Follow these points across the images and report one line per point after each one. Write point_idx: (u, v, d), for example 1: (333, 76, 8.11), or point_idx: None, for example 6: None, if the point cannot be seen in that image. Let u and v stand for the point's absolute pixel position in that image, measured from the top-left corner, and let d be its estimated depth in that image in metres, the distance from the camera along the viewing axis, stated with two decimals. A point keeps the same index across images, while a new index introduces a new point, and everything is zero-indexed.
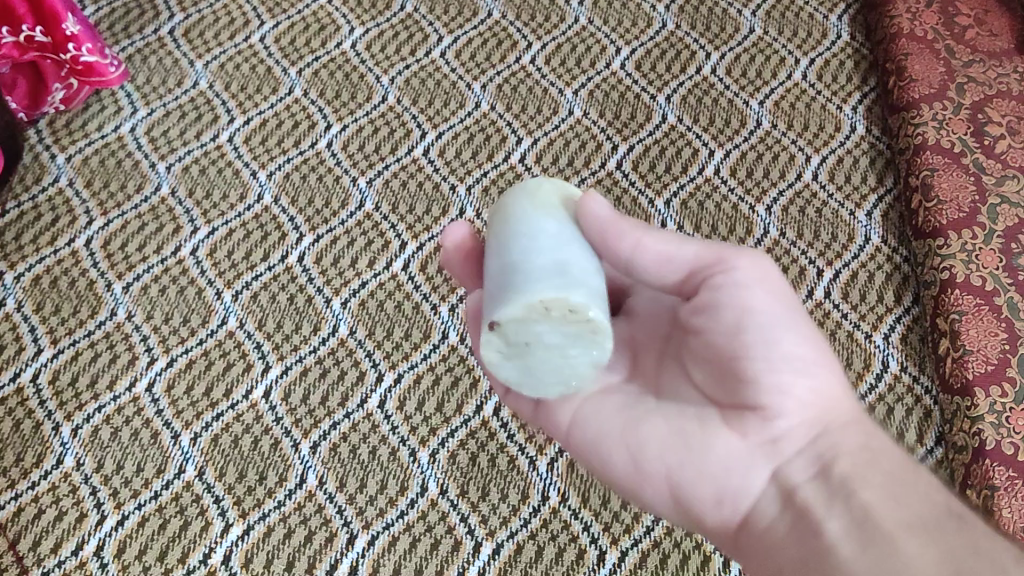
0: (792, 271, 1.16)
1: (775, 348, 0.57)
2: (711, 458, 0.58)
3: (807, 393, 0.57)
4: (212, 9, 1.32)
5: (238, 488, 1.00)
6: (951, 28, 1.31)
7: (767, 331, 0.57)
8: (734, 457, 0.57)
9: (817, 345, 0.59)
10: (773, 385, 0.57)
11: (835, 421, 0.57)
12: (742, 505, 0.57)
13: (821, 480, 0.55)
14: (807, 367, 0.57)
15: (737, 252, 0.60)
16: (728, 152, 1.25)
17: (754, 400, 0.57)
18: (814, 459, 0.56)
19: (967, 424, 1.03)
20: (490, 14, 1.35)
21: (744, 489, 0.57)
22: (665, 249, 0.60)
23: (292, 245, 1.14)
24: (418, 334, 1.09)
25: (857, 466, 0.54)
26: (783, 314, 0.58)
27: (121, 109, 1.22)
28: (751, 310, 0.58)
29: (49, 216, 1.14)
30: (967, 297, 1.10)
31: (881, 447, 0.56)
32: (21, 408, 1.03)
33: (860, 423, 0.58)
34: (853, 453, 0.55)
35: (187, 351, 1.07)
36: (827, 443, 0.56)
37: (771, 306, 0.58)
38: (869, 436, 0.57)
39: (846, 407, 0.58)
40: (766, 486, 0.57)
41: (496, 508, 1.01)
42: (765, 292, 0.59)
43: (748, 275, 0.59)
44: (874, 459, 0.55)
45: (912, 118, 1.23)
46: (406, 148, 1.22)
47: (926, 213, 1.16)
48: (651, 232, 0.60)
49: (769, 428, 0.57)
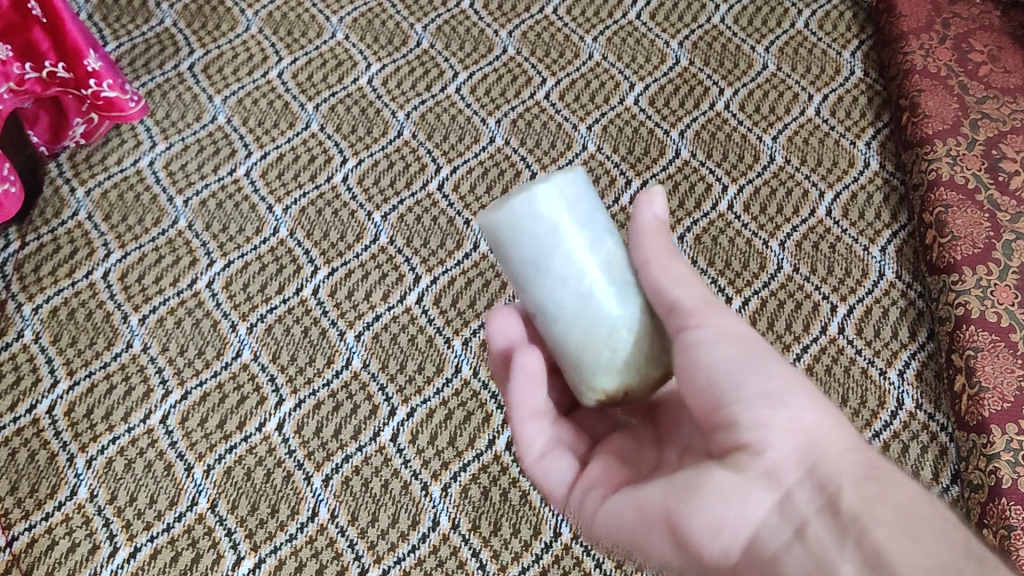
0: (806, 306, 1.16)
1: (750, 388, 0.56)
2: (707, 496, 0.54)
3: (795, 423, 0.55)
4: (231, 45, 1.34)
5: (250, 521, 1.00)
6: (965, 64, 1.31)
7: (738, 375, 0.57)
8: (731, 492, 0.54)
9: (796, 380, 0.57)
10: (755, 421, 0.55)
11: (829, 450, 0.54)
12: (743, 546, 0.53)
13: (828, 514, 0.51)
14: (787, 400, 0.55)
15: (719, 310, 0.60)
16: (742, 188, 1.25)
17: (741, 438, 0.55)
18: (817, 489, 0.52)
19: (983, 461, 1.02)
20: (506, 50, 1.36)
21: (746, 522, 0.53)
22: (664, 281, 0.60)
23: (307, 278, 1.15)
24: (432, 367, 1.09)
25: (861, 498, 0.50)
26: (754, 357, 0.58)
27: (140, 144, 1.24)
28: (717, 360, 0.58)
29: (68, 248, 1.16)
30: (982, 333, 1.09)
31: (888, 475, 0.52)
32: (36, 439, 1.04)
33: (861, 452, 0.54)
34: (857, 481, 0.51)
35: (202, 383, 1.08)
36: (827, 471, 0.53)
37: (740, 356, 0.58)
38: (872, 464, 0.53)
39: (843, 436, 0.55)
40: (768, 519, 0.53)
41: (508, 542, 1.00)
42: (728, 345, 0.58)
43: (717, 330, 0.59)
44: (883, 489, 0.51)
45: (926, 154, 1.23)
46: (421, 183, 1.23)
47: (940, 249, 1.16)
48: (668, 259, 0.61)
49: (763, 463, 0.54)
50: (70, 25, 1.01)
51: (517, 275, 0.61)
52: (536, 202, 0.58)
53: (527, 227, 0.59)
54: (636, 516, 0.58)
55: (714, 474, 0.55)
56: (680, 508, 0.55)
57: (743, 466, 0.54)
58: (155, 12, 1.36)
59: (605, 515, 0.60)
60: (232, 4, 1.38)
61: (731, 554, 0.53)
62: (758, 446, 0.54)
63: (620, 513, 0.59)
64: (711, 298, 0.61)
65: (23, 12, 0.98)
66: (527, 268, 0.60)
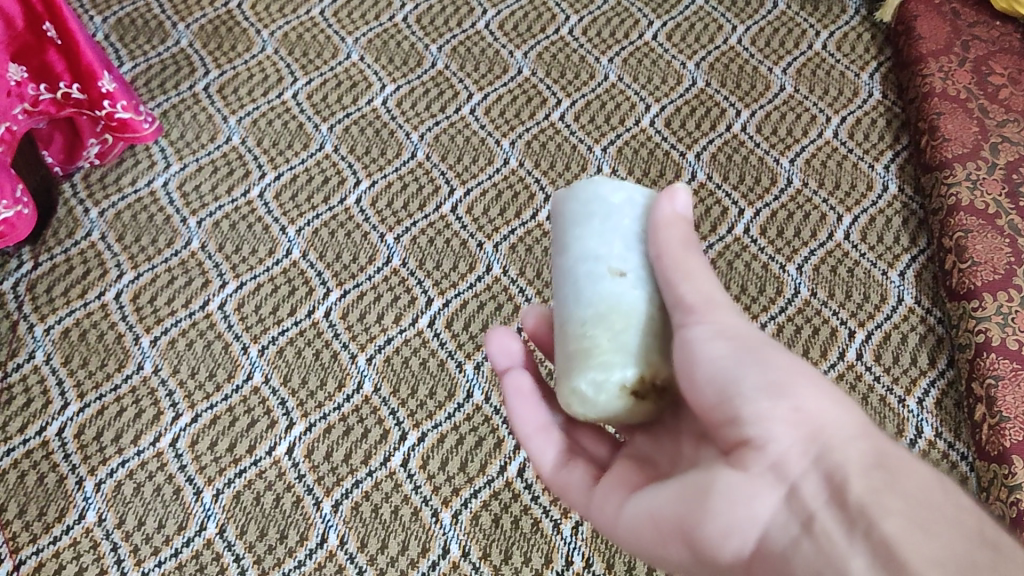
0: (823, 332, 1.14)
1: (749, 381, 0.53)
2: (713, 500, 0.51)
3: (798, 414, 0.52)
4: (246, 66, 1.35)
5: (258, 547, 0.99)
6: (985, 87, 1.29)
7: (737, 368, 0.53)
8: (737, 493, 0.51)
9: (793, 366, 0.54)
10: (755, 416, 0.52)
11: (835, 438, 0.51)
12: (752, 539, 0.51)
13: (836, 507, 0.49)
14: (787, 389, 0.52)
15: (721, 309, 0.56)
16: (759, 211, 1.24)
17: (742, 435, 0.52)
18: (824, 481, 0.50)
19: (1004, 492, 0.99)
20: (521, 70, 1.36)
21: (753, 521, 0.51)
22: (674, 275, 0.57)
23: (318, 300, 1.14)
24: (443, 392, 1.08)
25: (870, 488, 0.48)
26: (751, 347, 0.54)
27: (154, 164, 1.24)
28: (712, 357, 0.53)
29: (80, 269, 1.15)
30: (1003, 361, 1.05)
31: (897, 461, 0.50)
32: (45, 462, 1.03)
33: (865, 435, 0.52)
34: (865, 471, 0.49)
35: (212, 407, 1.07)
36: (833, 461, 0.50)
37: (737, 351, 0.54)
38: (877, 450, 0.51)
39: (848, 420, 0.52)
40: (776, 516, 0.51)
41: (519, 571, 0.99)
42: (726, 340, 0.54)
43: (714, 326, 0.55)
44: (892, 478, 0.49)
45: (946, 178, 1.21)
46: (434, 205, 1.22)
47: (960, 274, 1.13)
48: (679, 253, 0.58)
49: (766, 458, 0.51)
50: (84, 47, 1.01)
51: (626, 236, 0.60)
52: (632, 194, 0.63)
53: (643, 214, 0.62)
54: (646, 523, 0.55)
55: (717, 476, 0.52)
56: (687, 513, 0.52)
57: (747, 463, 0.52)
58: (171, 33, 1.37)
59: (621, 525, 0.57)
60: (248, 25, 1.39)
61: (743, 556, 0.51)
62: (760, 441, 0.51)
63: (635, 523, 0.56)
64: (715, 295, 0.57)
65: (38, 34, 0.97)
66: (618, 233, 0.60)
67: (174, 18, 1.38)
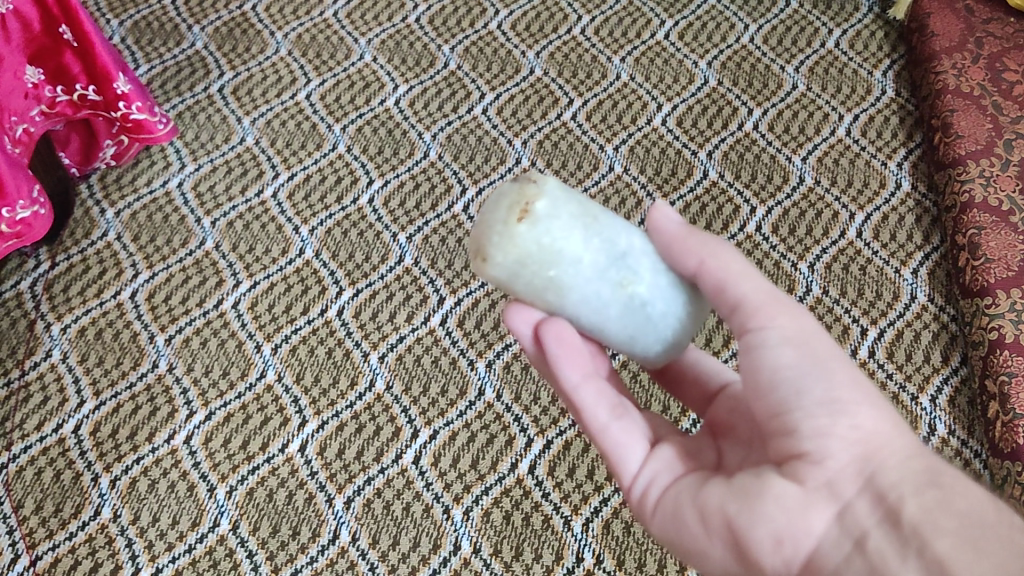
0: (835, 329, 1.14)
1: (812, 394, 0.51)
2: (768, 504, 0.50)
3: (855, 433, 0.50)
4: (260, 67, 1.36)
5: (271, 543, 1.00)
6: (999, 83, 1.28)
7: (799, 380, 0.52)
8: (793, 505, 0.50)
9: (856, 382, 0.52)
10: (813, 430, 0.51)
11: (890, 457, 0.50)
12: (803, 547, 0.49)
13: (889, 526, 0.47)
14: (849, 407, 0.51)
15: (785, 307, 0.55)
16: (771, 209, 1.24)
17: (799, 448, 0.51)
18: (877, 501, 0.48)
19: (1018, 490, 0.98)
20: (533, 70, 1.37)
21: (804, 534, 0.49)
22: (726, 277, 0.56)
23: (331, 298, 1.15)
24: (455, 390, 1.09)
25: (924, 510, 0.47)
26: (816, 360, 0.52)
27: (170, 165, 1.26)
28: (779, 368, 0.52)
29: (97, 269, 1.17)
30: (1017, 358, 1.05)
31: (951, 480, 0.49)
32: (61, 459, 1.04)
33: (921, 458, 0.50)
34: (918, 491, 0.48)
35: (226, 404, 1.08)
36: (888, 481, 0.49)
37: (803, 363, 0.52)
38: (933, 470, 0.49)
39: (904, 441, 0.51)
40: (828, 531, 0.49)
41: (530, 568, 0.99)
42: (794, 348, 0.53)
43: (781, 332, 0.53)
44: (946, 497, 0.47)
45: (959, 175, 1.20)
46: (446, 205, 1.23)
47: (973, 272, 1.13)
48: (720, 251, 0.56)
49: (821, 475, 0.50)
50: (99, 48, 1.02)
51: None
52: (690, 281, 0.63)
53: (635, 238, 0.58)
54: (697, 525, 0.53)
55: (773, 484, 0.51)
56: (739, 516, 0.51)
57: (802, 478, 0.50)
58: (186, 35, 1.38)
59: (668, 523, 0.56)
60: (262, 27, 1.40)
61: (792, 565, 0.50)
62: (816, 456, 0.50)
63: (683, 520, 0.54)
64: (777, 293, 0.56)
65: (54, 37, 0.99)
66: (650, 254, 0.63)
67: (188, 21, 1.40)
